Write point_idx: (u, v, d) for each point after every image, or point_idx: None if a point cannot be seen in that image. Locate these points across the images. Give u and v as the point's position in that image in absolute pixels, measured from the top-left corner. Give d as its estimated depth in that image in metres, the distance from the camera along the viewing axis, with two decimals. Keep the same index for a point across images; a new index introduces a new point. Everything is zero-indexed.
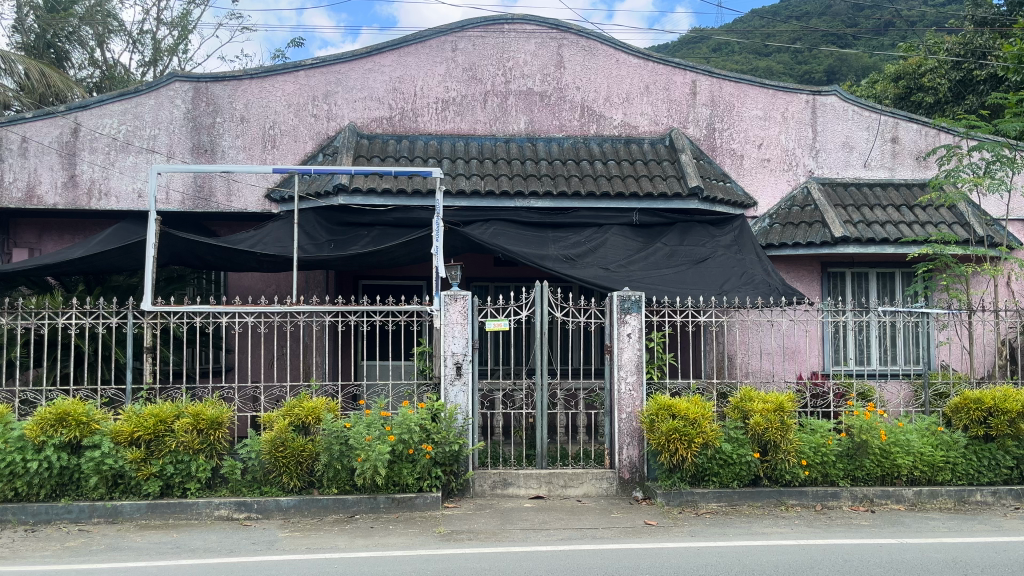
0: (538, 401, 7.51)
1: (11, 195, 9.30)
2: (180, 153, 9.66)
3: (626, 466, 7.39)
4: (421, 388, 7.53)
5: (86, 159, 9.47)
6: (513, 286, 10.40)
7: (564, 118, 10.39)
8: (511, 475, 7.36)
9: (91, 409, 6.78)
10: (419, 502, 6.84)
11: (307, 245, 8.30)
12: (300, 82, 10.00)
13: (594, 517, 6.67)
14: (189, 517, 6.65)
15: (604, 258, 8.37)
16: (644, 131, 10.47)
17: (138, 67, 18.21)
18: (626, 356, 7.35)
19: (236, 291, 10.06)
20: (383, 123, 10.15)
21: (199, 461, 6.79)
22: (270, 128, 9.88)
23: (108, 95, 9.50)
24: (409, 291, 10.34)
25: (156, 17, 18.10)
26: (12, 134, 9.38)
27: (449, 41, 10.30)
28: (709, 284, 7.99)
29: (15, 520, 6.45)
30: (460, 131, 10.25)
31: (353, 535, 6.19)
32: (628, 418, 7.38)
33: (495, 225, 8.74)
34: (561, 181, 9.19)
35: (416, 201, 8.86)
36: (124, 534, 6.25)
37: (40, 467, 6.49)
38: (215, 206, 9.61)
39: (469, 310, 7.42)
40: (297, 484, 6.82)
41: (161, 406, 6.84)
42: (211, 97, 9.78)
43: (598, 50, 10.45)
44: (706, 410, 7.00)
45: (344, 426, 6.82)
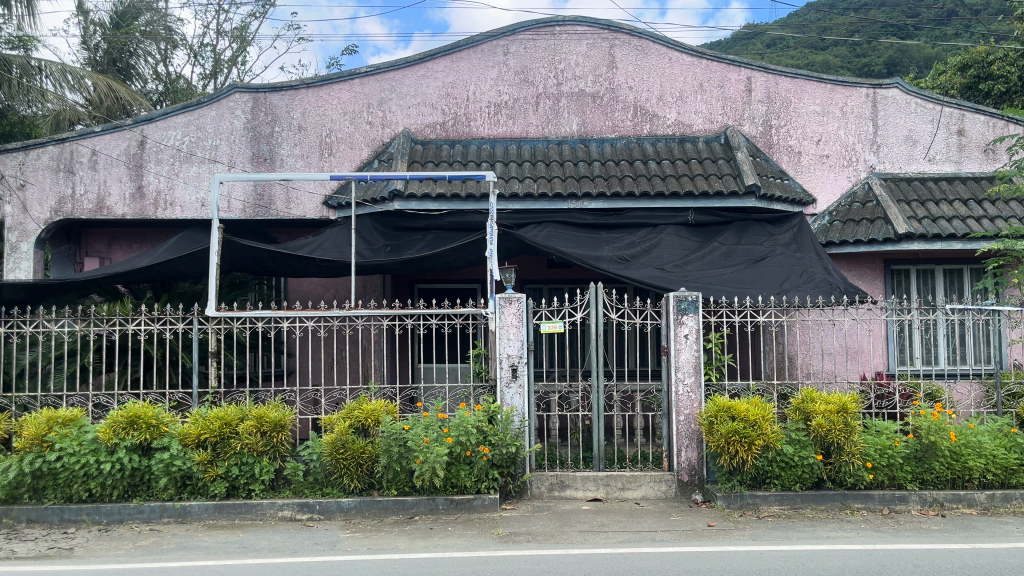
0: (595, 403, 7.49)
1: (83, 207, 9.64)
2: (241, 163, 9.90)
3: (685, 469, 7.31)
4: (478, 390, 7.57)
5: (152, 170, 9.78)
6: (568, 288, 10.38)
7: (617, 118, 10.34)
8: (569, 477, 7.35)
9: (160, 413, 7.01)
10: (478, 504, 6.89)
11: (365, 250, 8.43)
12: (356, 90, 10.15)
13: (654, 520, 6.63)
14: (254, 517, 6.81)
15: (659, 259, 8.29)
16: (699, 129, 10.35)
17: (199, 80, 18.71)
18: (683, 358, 7.28)
19: (297, 296, 10.27)
20: (436, 129, 10.25)
21: (264, 462, 6.97)
22: (327, 136, 10.06)
23: (173, 108, 9.78)
24: (465, 294, 10.41)
25: (216, 30, 18.58)
26: (82, 148, 9.70)
27: (501, 45, 10.33)
28: (768, 283, 7.85)
29: (90, 519, 6.71)
30: (513, 134, 10.29)
31: (414, 536, 6.27)
32: (686, 421, 7.31)
33: (549, 227, 8.74)
34: (616, 182, 9.13)
35: (470, 205, 8.95)
36: (193, 534, 6.43)
37: (113, 468, 6.73)
38: (275, 213, 9.82)
39: (525, 312, 7.43)
40: (358, 485, 6.96)
41: (226, 410, 7.06)
42: (270, 107, 10.00)
43: (651, 49, 10.37)
44: (767, 411, 6.90)
45: (402, 428, 6.91)
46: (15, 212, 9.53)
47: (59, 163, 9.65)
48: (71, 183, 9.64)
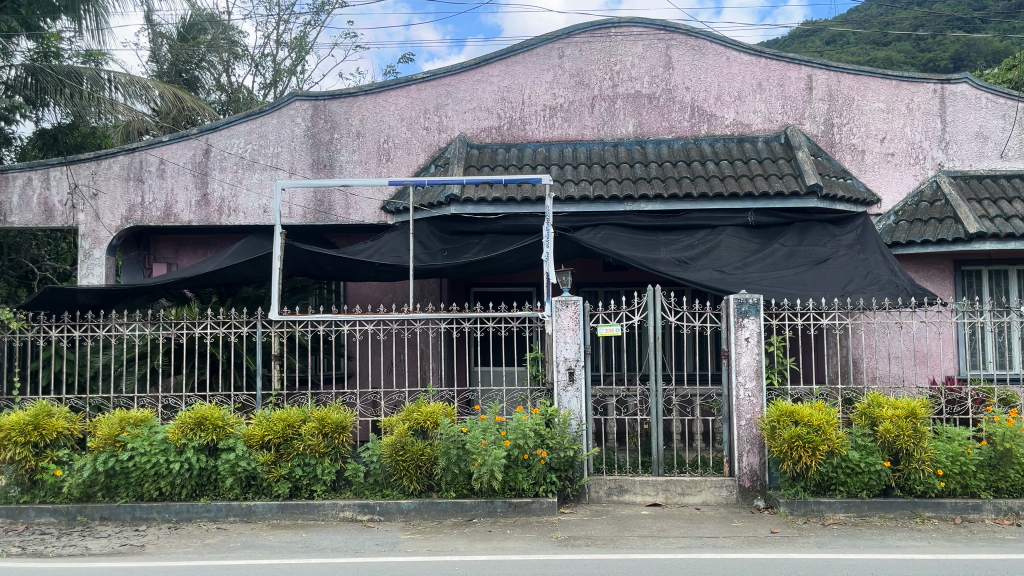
0: (654, 408, 7.42)
1: (152, 214, 9.96)
2: (302, 170, 10.10)
3: (746, 475, 7.19)
4: (535, 394, 7.58)
5: (217, 178, 10.04)
6: (625, 291, 10.32)
7: (674, 119, 10.24)
8: (628, 482, 7.29)
9: (226, 414, 7.20)
10: (536, 507, 6.88)
11: (422, 254, 8.51)
12: (412, 96, 10.26)
13: (715, 526, 6.53)
14: (316, 517, 6.93)
15: (719, 261, 8.17)
16: (758, 129, 10.20)
17: (260, 89, 19.14)
18: (744, 361, 7.17)
19: (355, 300, 10.41)
20: (492, 133, 10.31)
21: (325, 463, 7.09)
22: (385, 142, 10.19)
23: (236, 116, 10.02)
24: (521, 298, 10.42)
25: (277, 40, 18.99)
26: (151, 157, 10.02)
27: (556, 48, 10.32)
28: (832, 286, 7.67)
29: (160, 517, 6.92)
30: (568, 137, 10.29)
31: (472, 539, 6.29)
32: (747, 425, 7.18)
33: (606, 229, 8.70)
34: (673, 183, 9.04)
35: (526, 208, 8.97)
36: (258, 533, 6.57)
37: (182, 467, 6.92)
38: (335, 219, 9.98)
39: (582, 315, 7.40)
40: (417, 487, 7.03)
41: (289, 411, 7.21)
42: (329, 114, 10.17)
43: (708, 48, 10.25)
44: (831, 417, 6.75)
45: (461, 430, 6.97)
46: (88, 220, 9.88)
47: (129, 172, 9.98)
48: (140, 191, 9.96)
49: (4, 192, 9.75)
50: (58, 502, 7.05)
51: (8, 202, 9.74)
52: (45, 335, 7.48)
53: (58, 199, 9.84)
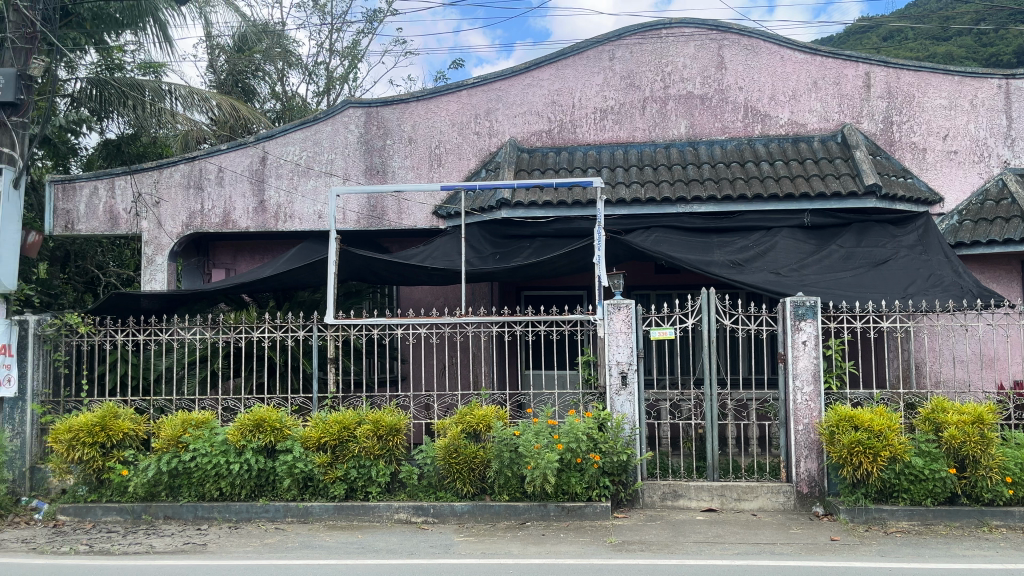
0: (708, 412, 7.33)
1: (211, 221, 10.21)
2: (355, 176, 10.25)
3: (804, 481, 7.05)
4: (588, 397, 7.56)
5: (273, 185, 10.24)
6: (677, 294, 10.23)
7: (727, 119, 10.12)
8: (682, 487, 7.22)
9: (283, 416, 7.33)
10: (589, 511, 6.86)
11: (473, 258, 8.55)
12: (463, 101, 10.33)
13: (772, 532, 6.42)
14: (371, 518, 7.03)
15: (774, 263, 8.04)
16: (814, 128, 10.01)
17: (313, 96, 19.49)
18: (802, 365, 7.04)
19: (408, 304, 10.52)
20: (542, 136, 10.32)
21: (380, 466, 7.18)
22: (436, 147, 10.27)
23: (292, 124, 10.21)
24: (573, 301, 10.40)
25: (329, 49, 19.30)
26: (210, 165, 10.26)
27: (606, 50, 10.28)
28: (892, 287, 7.48)
29: (221, 517, 7.10)
30: (619, 139, 10.25)
31: (526, 542, 6.29)
32: (805, 430, 7.05)
33: (658, 232, 8.63)
34: (727, 185, 8.93)
35: (577, 211, 8.95)
36: (315, 533, 6.68)
37: (241, 468, 7.09)
38: (387, 224, 10.09)
39: (634, 318, 7.35)
40: (471, 490, 7.07)
41: (344, 414, 7.30)
42: (382, 121, 10.30)
43: (761, 47, 10.10)
44: (893, 422, 6.59)
45: (513, 434, 6.97)
46: (151, 227, 10.17)
47: (190, 180, 10.25)
48: (200, 199, 10.22)
49: (71, 201, 10.10)
50: (124, 501, 7.28)
51: (75, 211, 10.10)
52: (111, 338, 7.72)
53: (122, 207, 10.15)
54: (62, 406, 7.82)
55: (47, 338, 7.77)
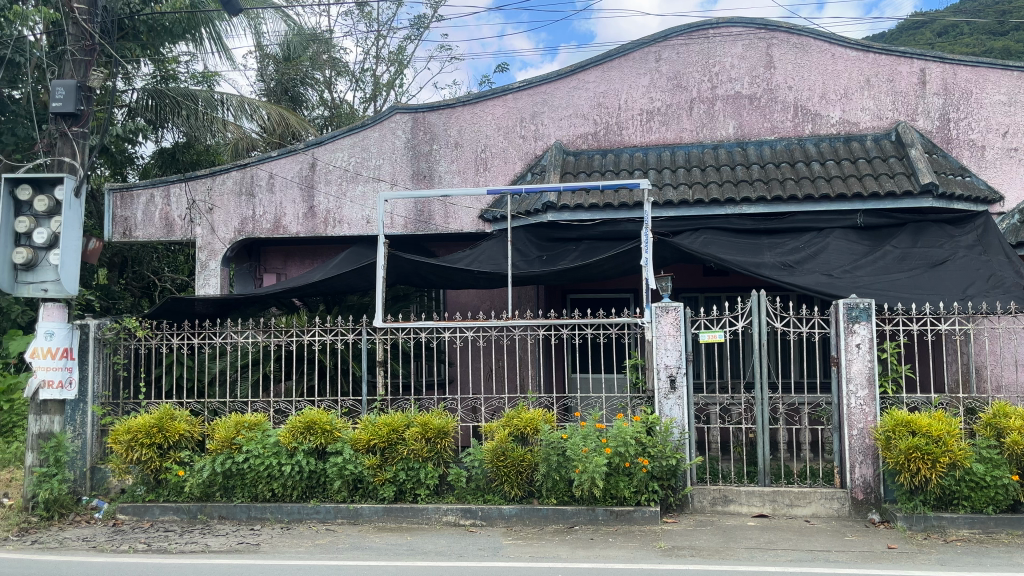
0: (759, 416, 7.22)
1: (262, 226, 10.40)
2: (402, 181, 10.35)
3: (860, 487, 6.89)
4: (636, 400, 7.46)
5: (322, 191, 10.39)
6: (726, 296, 10.10)
7: (776, 119, 9.97)
8: (732, 492, 7.11)
9: (333, 419, 7.42)
10: (638, 515, 6.81)
11: (520, 261, 8.56)
12: (509, 105, 10.36)
13: (826, 539, 6.30)
14: (420, 520, 7.08)
15: (826, 264, 7.89)
16: (866, 127, 9.81)
17: (361, 103, 19.73)
18: (855, 368, 6.89)
19: (455, 308, 10.59)
20: (588, 139, 10.29)
21: (429, 468, 7.23)
22: (482, 152, 10.32)
23: (340, 130, 10.35)
24: (620, 304, 10.35)
25: (375, 55, 19.52)
26: (261, 172, 10.46)
27: (653, 52, 10.21)
28: (950, 289, 7.28)
29: (274, 518, 7.22)
30: (666, 141, 10.17)
31: (575, 546, 6.27)
32: (859, 435, 6.89)
33: (706, 234, 8.54)
34: (777, 185, 8.79)
35: (623, 213, 8.90)
36: (365, 535, 6.76)
37: (293, 470, 7.21)
38: (434, 228, 10.17)
39: (682, 321, 7.29)
40: (519, 493, 7.08)
41: (393, 416, 7.36)
42: (428, 126, 10.38)
43: (812, 46, 9.93)
44: (952, 427, 6.40)
45: (561, 437, 6.95)
46: (204, 233, 10.40)
47: (242, 187, 10.45)
48: (252, 205, 10.42)
49: (129, 208, 10.40)
50: (180, 501, 7.45)
51: (133, 218, 10.39)
52: (167, 342, 7.91)
53: (177, 213, 10.40)
54: (121, 408, 8.03)
55: (107, 341, 7.99)
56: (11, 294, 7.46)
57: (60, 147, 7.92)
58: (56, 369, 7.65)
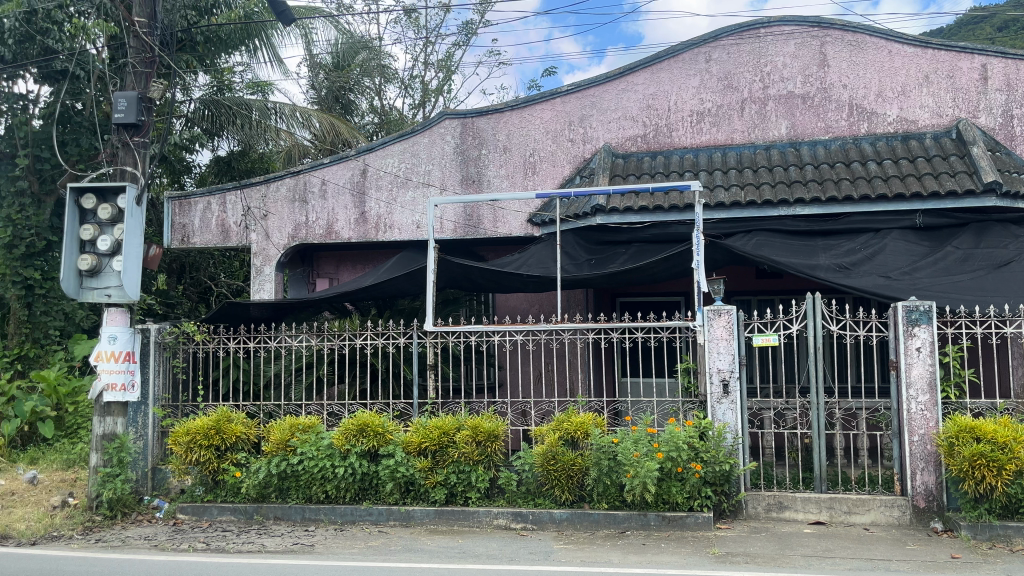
0: (815, 421, 7.07)
1: (315, 232, 10.57)
2: (452, 186, 10.41)
3: (921, 494, 6.70)
4: (687, 405, 7.41)
5: (373, 197, 10.52)
6: (780, 300, 9.94)
7: (831, 118, 9.77)
8: (788, 498, 6.98)
9: (386, 421, 7.50)
10: (690, 521, 6.73)
11: (569, 265, 8.55)
12: (557, 109, 10.36)
13: (887, 548, 6.14)
14: (471, 524, 7.10)
15: (884, 266, 7.70)
16: (925, 125, 9.57)
17: (410, 109, 19.95)
18: (916, 373, 6.71)
19: (504, 311, 10.61)
20: (637, 141, 10.23)
21: (480, 471, 7.25)
22: (531, 156, 10.33)
23: (390, 137, 10.48)
24: (670, 307, 10.27)
25: (424, 62, 19.71)
26: (314, 178, 10.64)
27: (703, 52, 10.09)
28: (1015, 290, 7.06)
29: (327, 519, 7.32)
30: (717, 142, 10.06)
31: (626, 552, 6.22)
32: (920, 441, 6.70)
33: (758, 236, 8.42)
34: (831, 186, 8.62)
35: (674, 216, 8.82)
36: (417, 537, 6.81)
37: (346, 472, 7.31)
38: (483, 232, 10.21)
39: (735, 325, 7.17)
40: (570, 497, 7.04)
41: (444, 419, 7.41)
42: (477, 131, 10.43)
43: (867, 43, 9.72)
44: (1018, 433, 6.20)
45: (612, 441, 6.93)
46: (259, 239, 10.62)
47: (295, 194, 10.64)
48: (305, 211, 10.60)
49: (187, 216, 10.67)
50: (238, 501, 7.62)
51: (191, 225, 10.66)
52: (224, 346, 8.10)
53: (233, 220, 10.65)
54: (180, 410, 8.28)
55: (167, 345, 8.22)
56: (77, 300, 7.74)
57: (123, 157, 8.16)
58: (119, 372, 7.88)
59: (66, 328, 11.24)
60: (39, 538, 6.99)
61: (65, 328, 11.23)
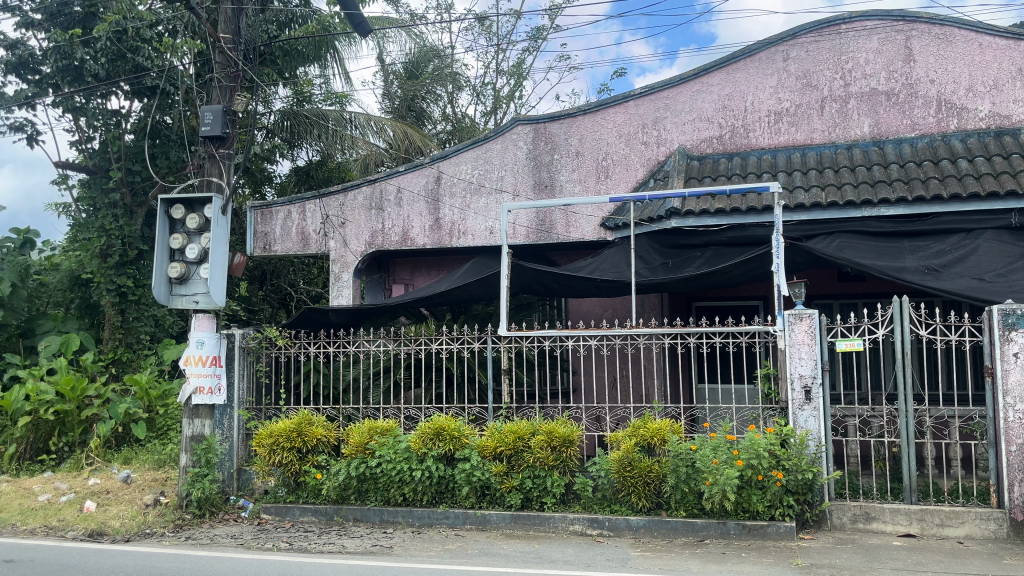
0: (902, 430, 6.80)
1: (391, 239, 10.76)
2: (525, 191, 10.44)
3: (1020, 507, 6.37)
4: (767, 412, 7.26)
5: (447, 204, 10.64)
6: (864, 303, 9.65)
7: (917, 115, 9.44)
8: (875, 509, 6.74)
9: (461, 425, 7.56)
10: (772, 530, 6.55)
11: (643, 269, 8.47)
12: (630, 112, 10.28)
13: (983, 562, 5.86)
14: (547, 529, 7.10)
15: (977, 267, 7.37)
16: (1019, 120, 9.16)
17: (481, 116, 20.10)
18: (1013, 380, 6.38)
19: (577, 316, 10.55)
20: (713, 143, 10.07)
21: (555, 476, 7.23)
22: (604, 159, 10.28)
23: (463, 144, 10.56)
24: (747, 312, 10.06)
25: (496, 69, 19.83)
26: (390, 186, 10.82)
27: (780, 51, 9.87)
28: None
29: (405, 521, 7.43)
30: (796, 142, 9.82)
31: (706, 560, 6.11)
32: (1018, 452, 6.38)
33: (841, 237, 8.19)
34: (919, 185, 8.31)
35: (752, 217, 8.62)
36: (493, 541, 6.84)
37: (423, 475, 7.39)
38: (556, 237, 10.20)
39: (818, 329, 6.98)
40: (647, 504, 6.98)
41: (519, 424, 7.43)
42: (549, 136, 10.44)
43: (956, 36, 9.35)
44: None
45: (690, 448, 6.81)
46: (338, 246, 10.86)
47: (372, 201, 10.85)
48: (381, 219, 10.80)
49: (269, 224, 11.01)
50: (319, 503, 7.78)
51: (272, 233, 11.01)
52: (305, 351, 8.31)
53: (312, 228, 10.93)
54: (264, 413, 8.57)
55: (251, 350, 8.54)
56: (167, 306, 8.06)
57: (209, 168, 8.46)
58: (207, 376, 8.08)
59: (156, 333, 11.72)
60: (132, 535, 7.31)
61: (155, 333, 11.72)
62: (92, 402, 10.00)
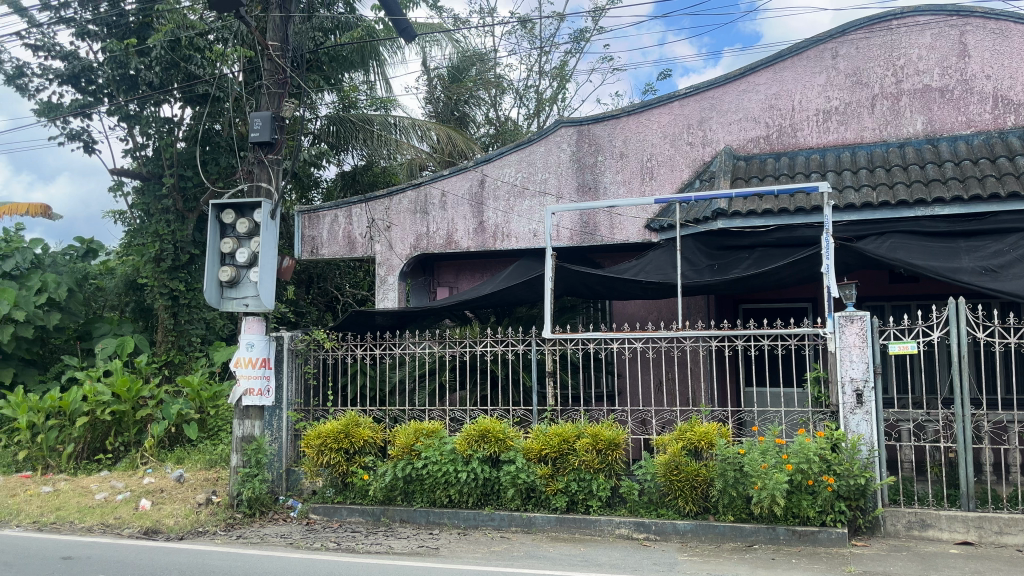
0: (959, 435, 6.60)
1: (436, 242, 10.82)
2: (568, 193, 10.43)
3: None
4: (818, 416, 7.12)
5: (491, 207, 10.67)
6: (917, 304, 9.42)
7: (972, 111, 9.20)
8: (931, 516, 6.57)
9: (507, 427, 7.57)
10: (824, 536, 6.41)
11: (689, 271, 8.38)
12: (675, 113, 10.20)
13: None
14: (593, 532, 7.06)
15: None
16: None
17: (524, 119, 20.13)
18: None
19: (621, 318, 10.53)
20: (759, 143, 9.94)
21: (600, 479, 7.21)
22: (648, 161, 10.21)
23: (507, 147, 10.58)
24: (795, 314, 9.92)
25: (539, 72, 19.85)
26: (434, 190, 10.89)
27: (828, 49, 9.71)
28: None
29: (450, 523, 7.48)
30: (846, 141, 9.64)
31: (755, 566, 6.02)
32: None
33: (894, 238, 8.02)
34: (975, 183, 8.09)
35: (800, 218, 8.48)
36: (539, 543, 6.83)
37: (469, 476, 7.42)
38: (600, 239, 10.16)
39: (870, 331, 6.84)
40: (694, 508, 6.88)
41: (564, 426, 7.42)
42: (593, 138, 10.41)
43: (1013, 29, 9.09)
44: None
45: (738, 452, 6.75)
46: (383, 250, 10.96)
47: (417, 205, 10.93)
48: (425, 222, 10.88)
49: (316, 228, 11.17)
50: (366, 503, 7.87)
51: (319, 237, 11.16)
52: (351, 353, 8.40)
53: (358, 232, 11.06)
54: (312, 414, 8.68)
55: (298, 352, 8.63)
56: (218, 309, 8.24)
57: (258, 174, 8.61)
58: (256, 378, 8.23)
59: (207, 336, 11.97)
60: (185, 533, 7.47)
61: (206, 335, 11.97)
62: (147, 403, 10.26)
